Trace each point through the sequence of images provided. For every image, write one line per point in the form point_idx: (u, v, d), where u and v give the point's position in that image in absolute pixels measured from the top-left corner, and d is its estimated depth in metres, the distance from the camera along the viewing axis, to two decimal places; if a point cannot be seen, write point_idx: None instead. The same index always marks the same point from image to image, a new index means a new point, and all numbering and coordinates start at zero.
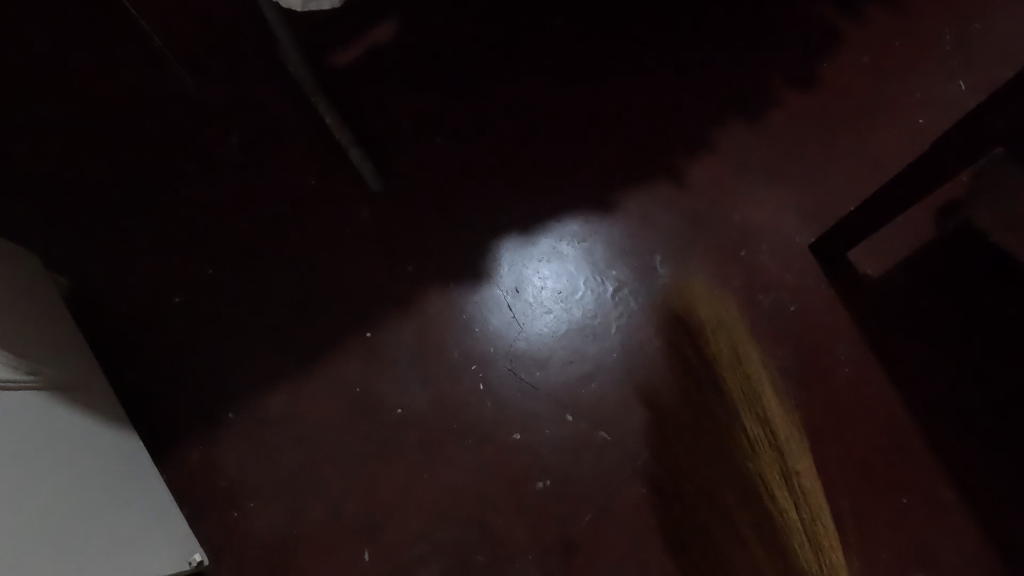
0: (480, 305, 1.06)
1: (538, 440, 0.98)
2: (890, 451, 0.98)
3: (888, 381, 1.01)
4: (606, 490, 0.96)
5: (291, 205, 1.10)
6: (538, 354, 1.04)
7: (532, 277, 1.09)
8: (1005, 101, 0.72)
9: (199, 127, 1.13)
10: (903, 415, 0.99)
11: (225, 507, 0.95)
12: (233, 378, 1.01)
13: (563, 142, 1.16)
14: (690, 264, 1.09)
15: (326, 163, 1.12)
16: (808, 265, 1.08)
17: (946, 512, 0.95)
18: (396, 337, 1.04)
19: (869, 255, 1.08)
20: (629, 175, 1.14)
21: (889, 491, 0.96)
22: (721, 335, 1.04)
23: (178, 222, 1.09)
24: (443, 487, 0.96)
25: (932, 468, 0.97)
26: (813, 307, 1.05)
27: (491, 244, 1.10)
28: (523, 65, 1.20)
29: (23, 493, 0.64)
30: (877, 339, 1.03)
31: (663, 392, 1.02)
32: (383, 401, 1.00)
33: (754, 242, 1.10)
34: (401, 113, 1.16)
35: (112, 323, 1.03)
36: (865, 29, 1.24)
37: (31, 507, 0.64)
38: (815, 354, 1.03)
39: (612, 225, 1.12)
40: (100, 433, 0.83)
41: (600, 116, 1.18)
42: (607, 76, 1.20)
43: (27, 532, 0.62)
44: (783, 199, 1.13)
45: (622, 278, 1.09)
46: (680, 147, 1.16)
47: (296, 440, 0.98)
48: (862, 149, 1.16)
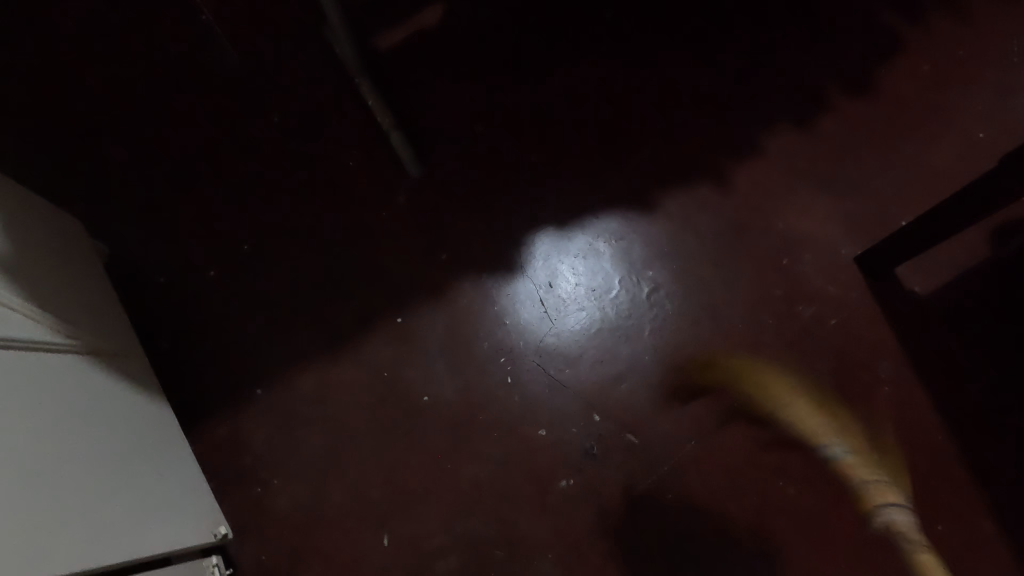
0: (512, 298, 1.05)
1: (564, 437, 0.97)
2: (928, 475, 0.94)
3: (929, 404, 0.97)
4: (630, 495, 0.94)
5: (329, 185, 1.10)
6: (568, 351, 1.02)
7: (566, 272, 1.07)
8: None
9: (242, 103, 1.13)
10: (944, 440, 0.96)
11: (250, 482, 0.95)
12: (264, 353, 1.01)
13: (606, 138, 1.14)
14: (730, 269, 1.07)
15: (366, 146, 1.11)
16: (853, 279, 1.05)
17: (984, 542, 0.91)
18: (426, 324, 1.03)
19: (918, 272, 1.04)
20: (672, 175, 1.12)
21: (924, 517, 0.92)
22: (757, 299, 1.05)
23: (218, 196, 1.09)
24: (466, 478, 0.95)
25: (971, 497, 0.93)
26: (855, 322, 1.02)
27: (527, 237, 1.09)
28: (570, 58, 1.18)
29: (66, 457, 0.66)
30: (921, 360, 1.00)
31: (693, 399, 0.99)
32: (409, 388, 1.00)
33: (798, 251, 1.07)
34: (443, 99, 1.15)
35: (148, 292, 1.04)
36: (928, 37, 1.19)
37: (75, 470, 0.66)
38: (854, 371, 1.00)
39: (650, 225, 1.10)
40: (136, 399, 0.85)
41: (645, 113, 1.15)
42: (655, 73, 1.17)
43: (70, 495, 0.64)
44: (830, 209, 1.09)
45: (657, 279, 1.07)
46: (726, 149, 1.13)
47: (322, 420, 0.98)
48: (916, 162, 1.12)
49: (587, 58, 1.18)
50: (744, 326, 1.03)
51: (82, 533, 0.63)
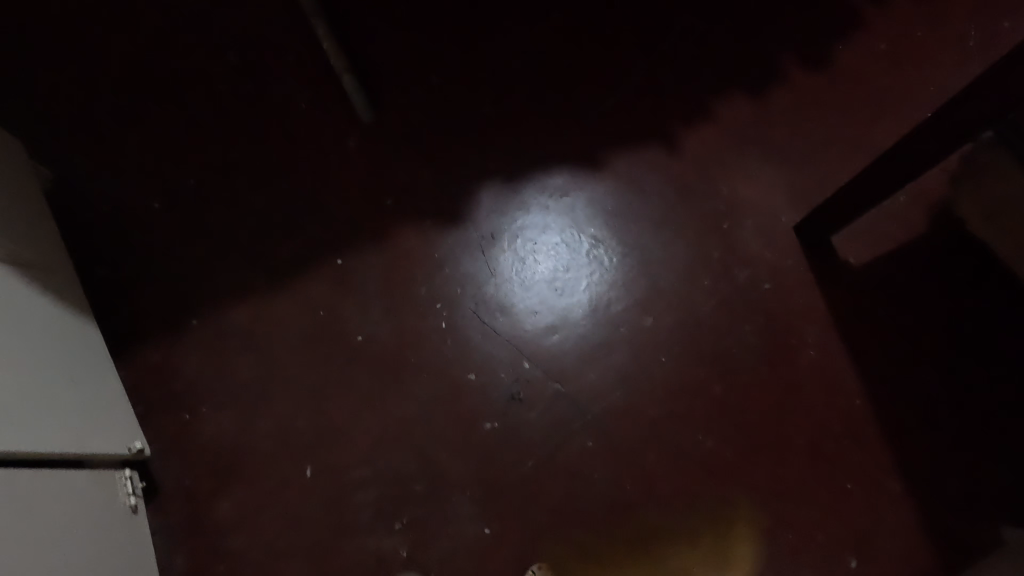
0: (454, 247, 1.06)
1: (492, 382, 0.99)
2: (842, 436, 0.97)
3: (851, 370, 1.00)
4: (551, 441, 0.96)
5: (279, 125, 1.10)
6: (505, 301, 1.04)
7: (509, 224, 1.08)
8: (1006, 72, 0.71)
9: (198, 39, 1.14)
10: (862, 404, 0.98)
11: (179, 408, 0.97)
12: (201, 286, 1.02)
13: (560, 96, 1.14)
14: (669, 231, 1.08)
15: (319, 89, 1.12)
16: (790, 246, 1.06)
17: (889, 503, 0.94)
18: (364, 267, 1.04)
19: (853, 243, 1.06)
20: (622, 136, 1.13)
21: (834, 475, 0.95)
22: (694, 261, 1.06)
23: (166, 129, 1.09)
24: (392, 416, 0.97)
25: (882, 459, 0.96)
26: (787, 287, 1.04)
27: (472, 188, 1.09)
28: (531, 16, 1.18)
29: None
30: (848, 327, 1.02)
31: (622, 353, 1.01)
32: (344, 327, 1.01)
33: (738, 216, 1.08)
34: (400, 47, 1.15)
35: (89, 219, 1.05)
36: (888, 17, 1.20)
37: None
38: (782, 334, 1.02)
39: (596, 183, 1.11)
40: (59, 312, 0.86)
41: (600, 73, 1.16)
42: (614, 35, 1.18)
43: None
44: (774, 177, 1.11)
45: (599, 236, 1.08)
46: (678, 113, 1.14)
47: (255, 353, 1.00)
48: (864, 137, 1.13)
49: (548, 17, 1.18)
50: (680, 287, 1.05)
51: None
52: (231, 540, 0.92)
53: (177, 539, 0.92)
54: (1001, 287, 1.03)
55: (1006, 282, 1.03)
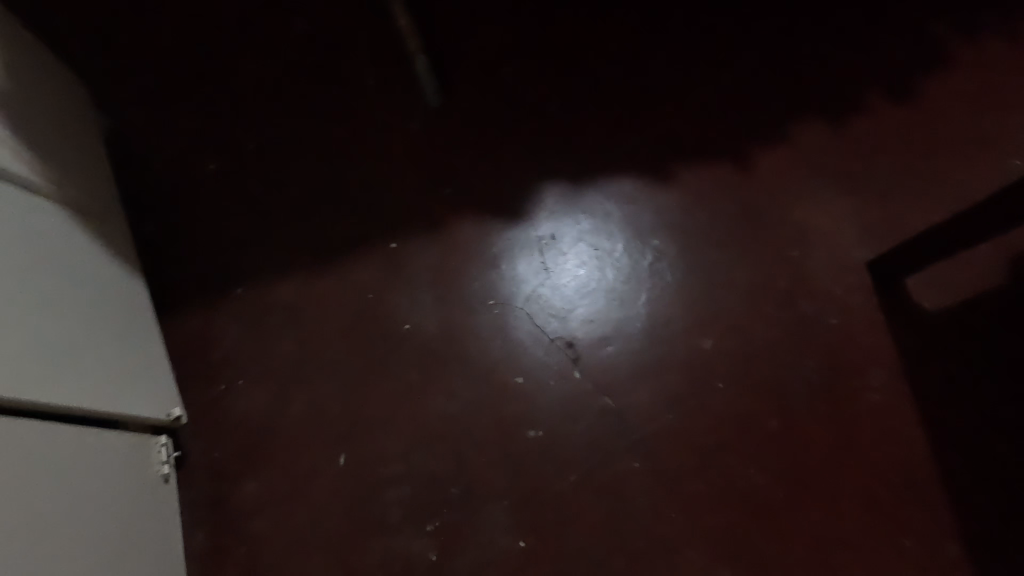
0: (511, 244, 1.02)
1: (539, 389, 0.95)
2: (901, 489, 0.92)
3: (915, 419, 0.95)
4: (596, 458, 0.92)
5: (344, 99, 1.07)
6: (559, 306, 1.00)
7: (571, 228, 1.04)
8: None
9: (271, 5, 1.11)
10: (925, 457, 0.93)
11: (214, 379, 0.94)
12: (251, 255, 0.99)
13: (633, 101, 1.10)
14: (737, 253, 1.03)
15: (390, 67, 1.08)
16: (860, 282, 1.02)
17: (948, 564, 0.89)
18: (419, 254, 1.01)
19: (927, 287, 1.01)
20: (694, 149, 1.09)
21: (890, 528, 0.90)
22: (759, 286, 1.01)
23: (230, 91, 1.07)
24: (433, 412, 0.93)
25: (942, 517, 0.90)
26: (855, 325, 0.99)
27: (536, 186, 1.06)
28: (610, 17, 1.15)
29: (36, 294, 0.66)
30: (914, 374, 0.97)
31: (677, 374, 0.97)
32: (391, 314, 0.97)
33: (809, 245, 1.04)
34: (475, 35, 1.12)
35: (145, 175, 1.02)
36: (980, 55, 1.14)
37: (40, 308, 0.66)
38: (846, 374, 0.97)
39: (664, 195, 1.07)
40: (115, 267, 0.84)
41: (677, 82, 1.12)
42: (692, 45, 1.14)
43: (32, 331, 0.64)
44: (849, 209, 1.06)
45: (662, 249, 1.04)
46: (754, 133, 1.10)
47: (298, 329, 0.96)
48: (948, 178, 1.07)
49: (627, 20, 1.15)
50: (742, 312, 1.00)
51: (36, 368, 0.63)
52: (257, 521, 0.89)
53: (203, 513, 0.89)
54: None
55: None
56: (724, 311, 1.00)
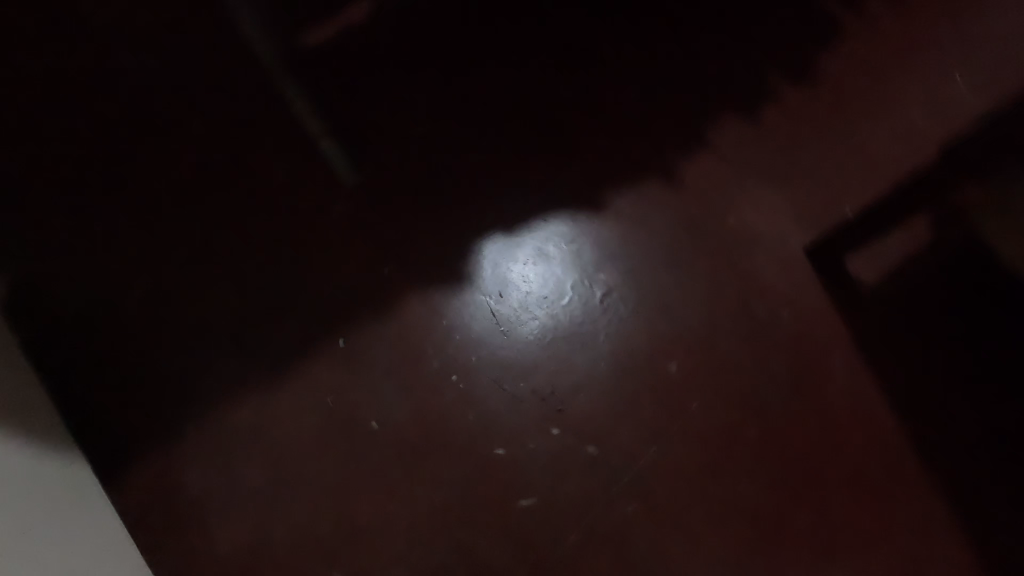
0: (461, 312, 1.00)
1: (521, 455, 0.94)
2: (881, 466, 0.95)
3: (880, 394, 0.98)
4: (592, 510, 0.92)
5: (256, 200, 1.01)
6: (523, 364, 0.98)
7: (516, 280, 1.02)
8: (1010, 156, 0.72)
9: (152, 114, 1.03)
10: (896, 429, 0.97)
11: (186, 530, 0.89)
12: (193, 389, 0.94)
13: (550, 137, 1.09)
14: (684, 270, 1.04)
15: (295, 155, 1.03)
16: (804, 271, 1.04)
17: (934, 525, 0.94)
18: (370, 345, 0.97)
19: (867, 261, 1.03)
20: (620, 173, 1.08)
21: (878, 506, 0.94)
22: (711, 298, 1.02)
23: (131, 218, 1.00)
24: (422, 505, 0.91)
25: (922, 482, 0.95)
26: (808, 316, 1.01)
27: (472, 246, 1.03)
28: (506, 52, 1.12)
29: None
30: (871, 351, 1.00)
31: (652, 407, 0.97)
32: (356, 414, 0.94)
33: (749, 246, 1.05)
34: (376, 100, 1.07)
35: (59, 329, 0.95)
36: (868, 19, 1.16)
37: None
38: (809, 366, 0.99)
39: (601, 225, 1.06)
40: (49, 462, 0.78)
41: (589, 107, 1.11)
42: (597, 65, 1.12)
43: None
44: (780, 201, 1.07)
45: (610, 282, 1.03)
46: (674, 143, 1.10)
47: (262, 454, 0.92)
48: (864, 149, 1.10)
49: (524, 53, 1.12)
50: (701, 328, 1.01)
51: None
52: None
53: None
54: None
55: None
56: (684, 331, 1.01)
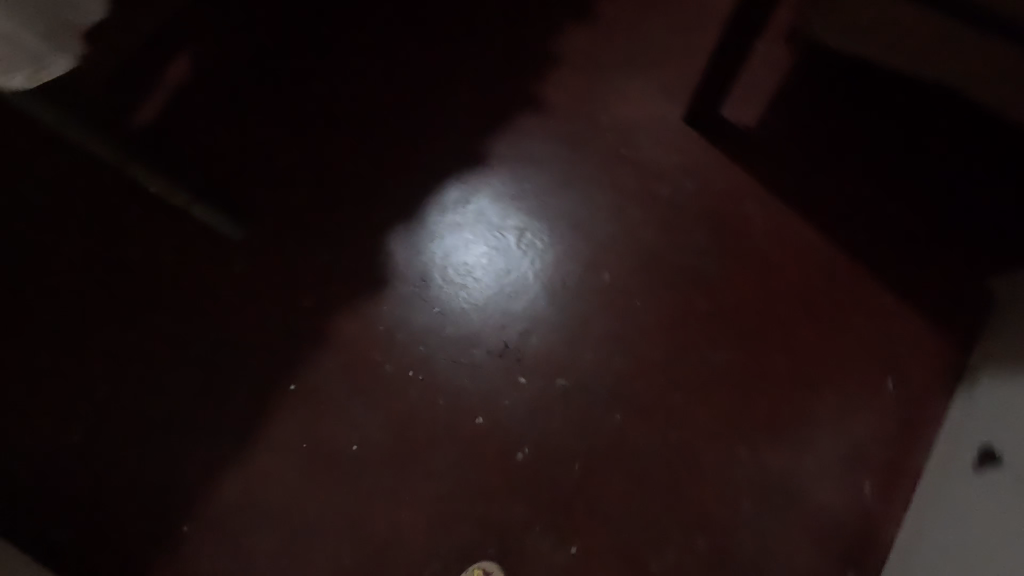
0: (393, 309, 0.99)
1: (500, 415, 0.93)
2: (825, 280, 0.98)
3: (799, 217, 1.01)
4: (586, 436, 0.91)
5: (157, 289, 0.99)
6: (471, 331, 0.98)
7: (433, 259, 1.02)
8: None
9: (26, 252, 1.01)
10: (824, 241, 1.00)
11: None
12: (173, 489, 0.92)
13: (411, 114, 1.09)
14: (582, 184, 1.05)
15: (178, 233, 1.02)
16: (690, 138, 1.06)
17: (892, 310, 0.97)
18: (321, 377, 0.96)
19: (741, 105, 1.06)
20: (489, 119, 1.09)
21: (838, 316, 0.97)
22: (618, 197, 1.04)
23: (45, 357, 0.97)
24: (429, 497, 0.91)
25: (866, 278, 0.98)
26: (709, 177, 1.04)
27: (378, 245, 1.03)
28: (337, 51, 1.11)
29: None
30: (775, 182, 1.03)
31: (603, 319, 0.97)
32: (335, 445, 0.93)
33: (631, 137, 1.07)
34: (232, 149, 1.06)
35: (16, 488, 0.92)
36: None
37: None
38: (728, 219, 1.01)
39: (491, 177, 1.06)
40: None
41: (437, 71, 1.11)
42: (429, 30, 1.13)
43: None
44: (644, 84, 1.10)
45: (520, 224, 1.04)
46: (528, 71, 1.11)
47: (263, 519, 0.91)
48: (699, 8, 1.13)
49: (357, 46, 1.11)
50: (621, 226, 1.02)
51: None
52: None
53: None
54: (893, 83, 1.07)
55: (893, 77, 1.07)
56: (604, 237, 1.02)
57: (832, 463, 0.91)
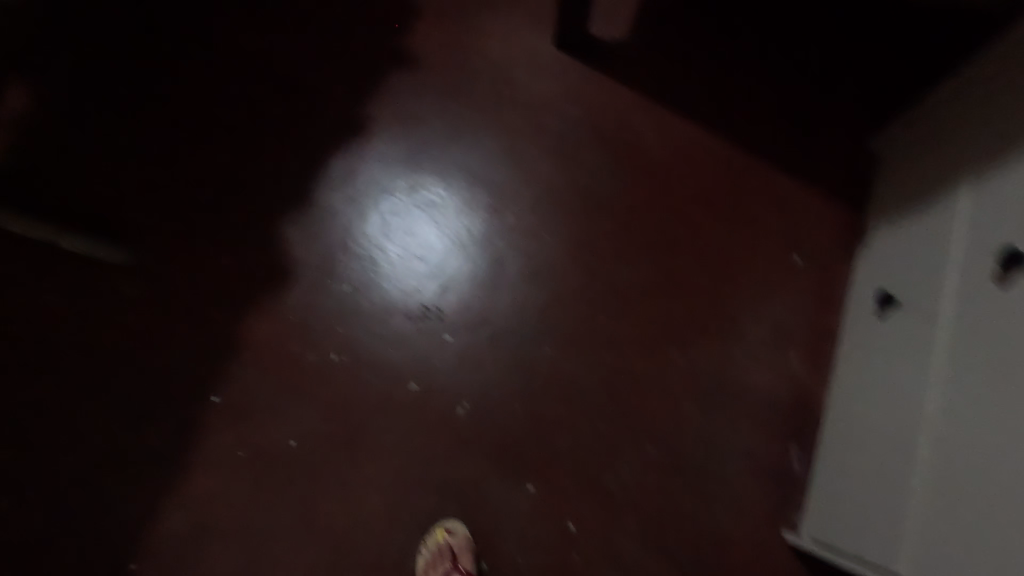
0: (304, 298, 0.95)
1: (435, 376, 0.91)
2: (722, 173, 1.00)
3: (687, 119, 1.02)
4: (523, 375, 0.91)
5: (46, 334, 0.91)
6: (387, 302, 0.95)
7: (334, 239, 0.98)
8: None
9: None
10: (715, 137, 1.01)
11: None
12: (110, 534, 0.86)
13: (280, 96, 1.04)
14: (468, 133, 1.03)
15: (56, 271, 0.93)
16: (565, 63, 1.05)
17: (790, 188, 0.99)
18: (243, 382, 0.92)
19: (608, 21, 1.06)
20: (362, 86, 1.05)
21: (741, 205, 0.98)
22: (507, 137, 1.02)
23: None
24: (380, 474, 0.88)
25: (761, 163, 1.00)
26: (592, 97, 1.03)
27: (274, 236, 0.98)
28: (188, 47, 1.04)
29: None
30: (657, 89, 1.03)
31: (514, 262, 0.96)
32: (272, 447, 0.89)
33: (508, 74, 1.05)
34: (97, 170, 0.98)
35: None
36: None
37: None
38: (618, 135, 1.01)
39: (374, 145, 1.03)
40: None
41: (298, 48, 1.06)
42: (281, 9, 1.08)
43: None
44: (509, 21, 1.08)
45: (415, 184, 1.01)
46: (391, 30, 1.08)
47: (215, 538, 0.87)
48: None
49: (207, 37, 1.05)
50: (516, 163, 1.01)
51: None
52: None
53: None
54: None
55: None
56: (502, 179, 1.00)
57: (763, 345, 0.93)
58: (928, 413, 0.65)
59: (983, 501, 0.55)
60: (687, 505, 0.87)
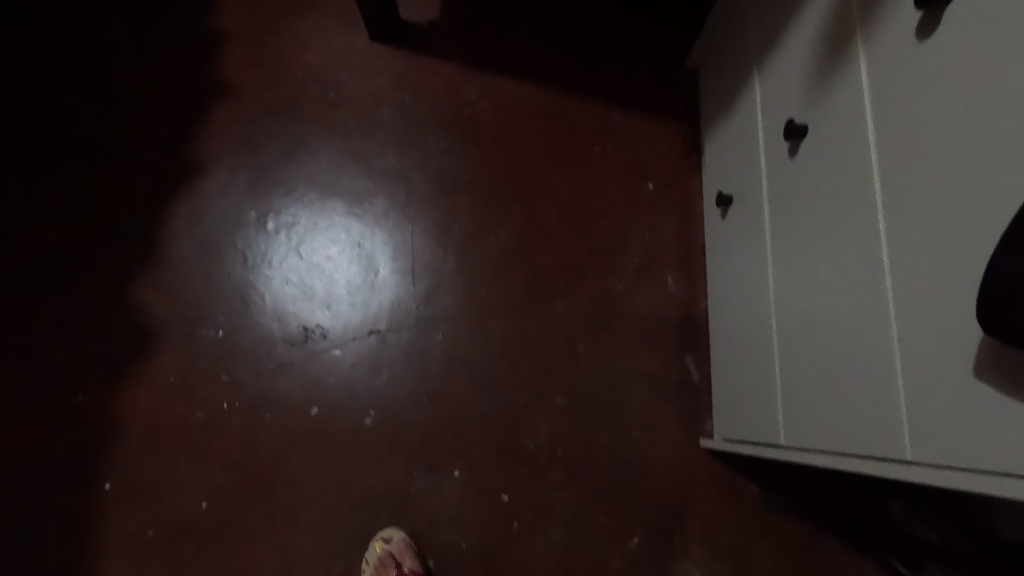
0: (177, 356, 0.90)
1: (334, 393, 0.89)
2: (563, 124, 1.02)
3: (517, 82, 1.04)
4: (422, 366, 0.90)
5: None
6: (267, 335, 0.91)
7: (192, 286, 0.93)
8: None
9: None
10: (547, 92, 1.04)
11: None
12: None
13: (99, 157, 0.98)
14: (305, 146, 1.00)
15: None
16: (387, 55, 1.04)
17: (629, 123, 1.03)
18: (132, 459, 0.86)
19: (418, 8, 1.07)
20: (184, 125, 1.00)
21: (588, 149, 1.01)
22: (346, 140, 1.01)
23: None
24: (303, 507, 0.85)
25: (596, 106, 1.03)
26: (421, 82, 1.03)
27: (127, 301, 0.92)
28: None
29: None
30: (482, 60, 1.04)
31: (384, 260, 0.95)
32: (181, 516, 0.84)
33: (333, 78, 1.03)
34: None
35: None
36: None
37: None
38: (456, 112, 1.02)
39: (211, 180, 0.98)
40: None
41: (108, 103, 1.01)
42: (80, 68, 1.02)
43: None
44: (321, 28, 1.06)
45: (264, 210, 0.97)
46: (202, 62, 1.04)
47: None
48: None
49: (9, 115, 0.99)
50: (362, 164, 0.99)
51: None
52: None
53: None
54: None
55: None
56: (351, 182, 0.99)
57: (640, 274, 0.96)
58: (772, 291, 0.69)
59: (818, 343, 0.60)
60: (606, 443, 0.89)
